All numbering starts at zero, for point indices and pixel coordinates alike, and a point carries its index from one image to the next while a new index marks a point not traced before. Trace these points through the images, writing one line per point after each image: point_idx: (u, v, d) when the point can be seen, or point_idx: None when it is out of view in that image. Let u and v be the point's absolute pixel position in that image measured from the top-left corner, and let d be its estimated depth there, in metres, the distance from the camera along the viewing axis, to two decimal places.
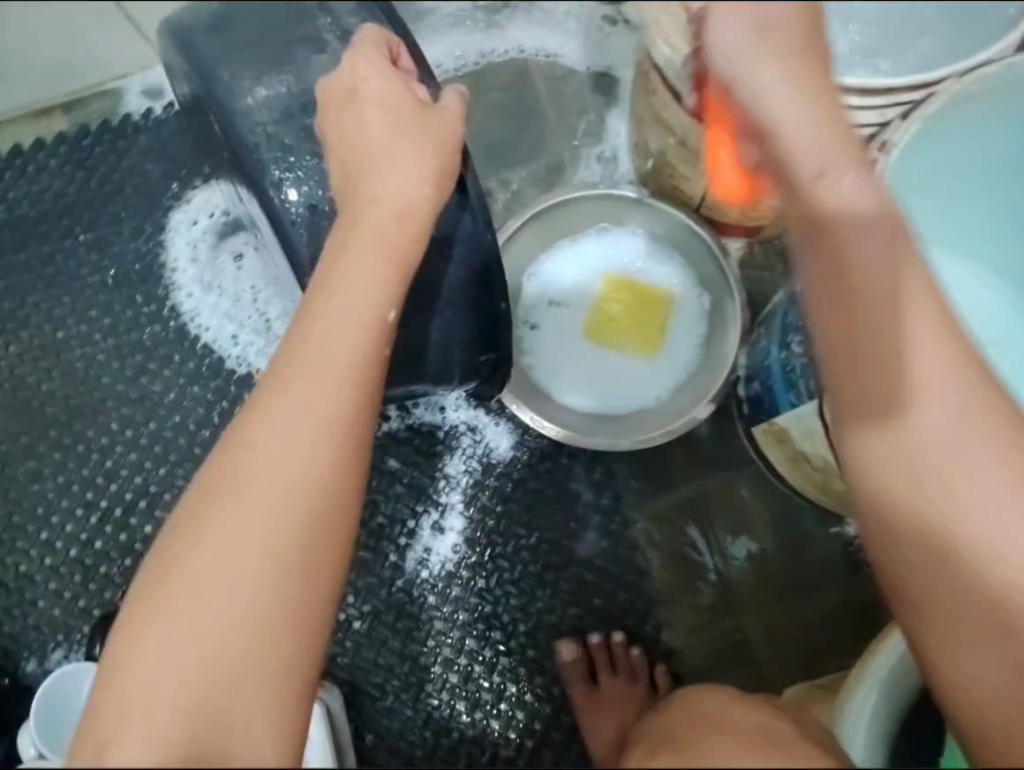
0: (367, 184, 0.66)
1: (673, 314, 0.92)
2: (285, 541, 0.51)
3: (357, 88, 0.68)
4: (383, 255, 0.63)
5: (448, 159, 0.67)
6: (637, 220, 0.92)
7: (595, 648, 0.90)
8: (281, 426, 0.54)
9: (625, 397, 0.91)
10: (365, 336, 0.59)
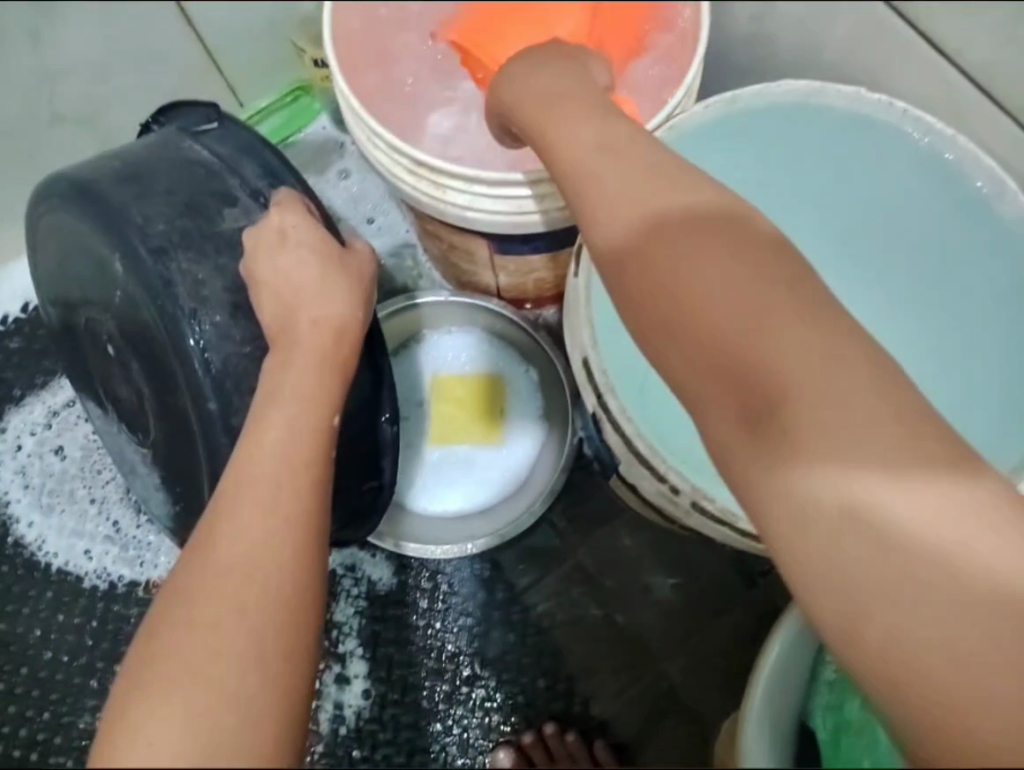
0: (303, 311, 0.62)
1: (508, 397, 0.96)
2: (270, 631, 0.46)
3: (280, 224, 0.66)
4: (320, 356, 0.60)
5: (365, 288, 0.66)
6: (450, 319, 0.97)
7: (531, 747, 0.90)
8: (248, 510, 0.50)
9: (486, 488, 0.93)
10: (311, 428, 0.56)
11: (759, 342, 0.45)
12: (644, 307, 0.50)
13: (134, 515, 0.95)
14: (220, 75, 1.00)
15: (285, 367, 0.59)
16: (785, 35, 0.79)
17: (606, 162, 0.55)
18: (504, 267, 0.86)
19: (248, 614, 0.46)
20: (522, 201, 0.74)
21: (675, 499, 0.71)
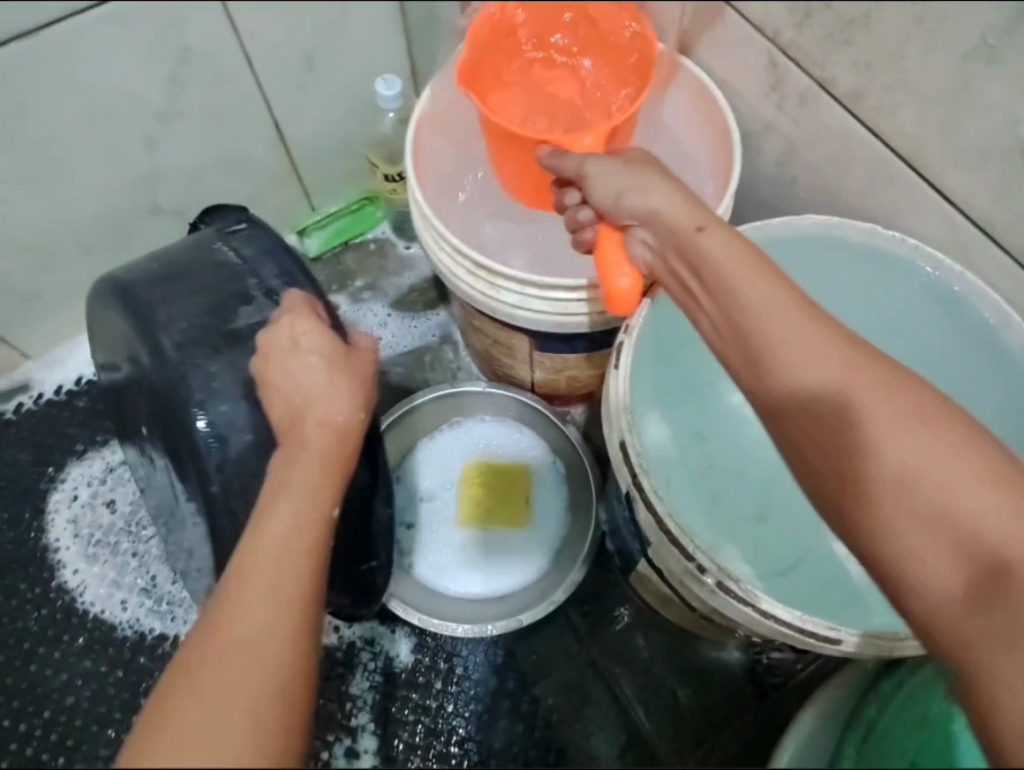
0: (306, 415, 0.63)
1: (534, 487, 1.00)
2: (268, 720, 0.43)
3: (291, 324, 0.68)
4: (328, 452, 0.60)
5: (366, 389, 0.67)
6: (485, 412, 1.02)
7: None
8: (252, 596, 0.48)
9: (505, 573, 0.96)
10: (316, 511, 0.55)
11: (961, 504, 0.48)
12: (826, 443, 0.51)
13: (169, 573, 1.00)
14: (298, 181, 1.09)
15: (292, 461, 0.59)
16: (811, 178, 0.85)
17: (741, 276, 0.55)
18: (541, 365, 0.91)
19: (246, 698, 0.43)
20: (568, 303, 0.79)
21: (699, 579, 0.71)
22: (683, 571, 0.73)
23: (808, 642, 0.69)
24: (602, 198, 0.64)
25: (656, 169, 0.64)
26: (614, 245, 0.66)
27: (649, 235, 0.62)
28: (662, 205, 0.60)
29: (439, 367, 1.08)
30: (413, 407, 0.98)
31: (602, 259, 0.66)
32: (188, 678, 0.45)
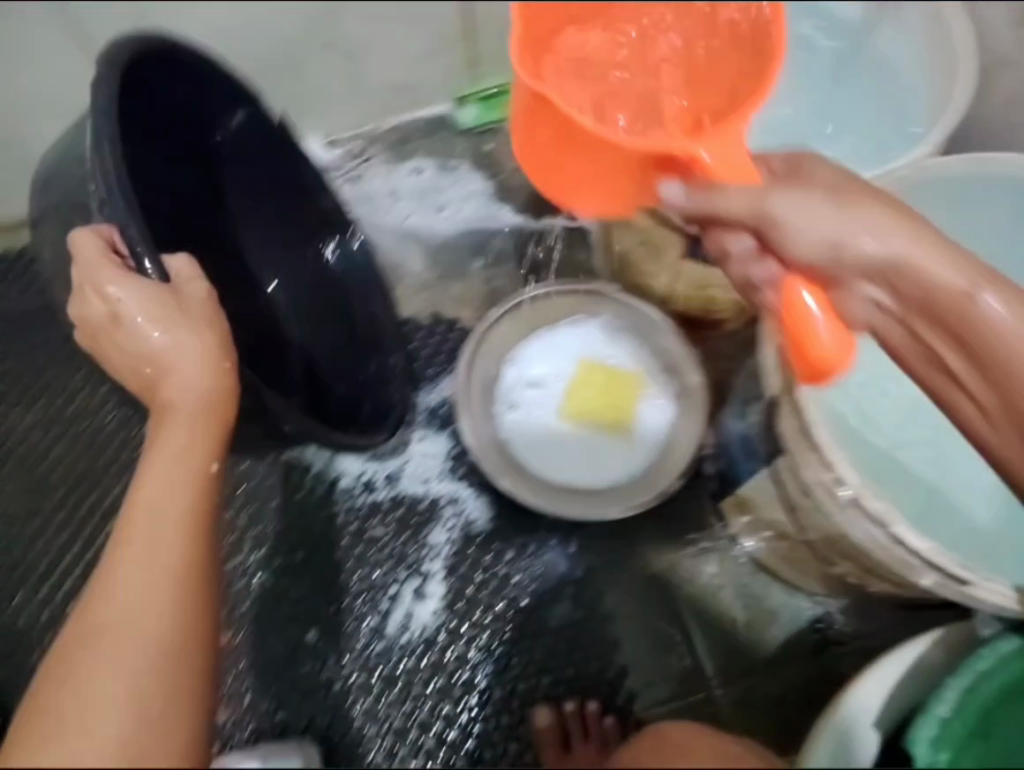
0: (162, 379, 0.70)
1: (643, 395, 0.99)
2: (147, 670, 0.55)
3: (80, 274, 0.71)
4: (194, 420, 0.69)
5: (227, 342, 0.73)
6: (610, 313, 1.02)
7: (569, 717, 0.94)
8: (137, 575, 0.59)
9: (595, 474, 0.97)
10: (195, 487, 0.65)
11: None
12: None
13: None
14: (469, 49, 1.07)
15: (163, 434, 0.68)
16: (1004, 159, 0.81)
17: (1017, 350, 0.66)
18: None
19: (134, 665, 0.55)
20: None
21: (833, 493, 0.74)
22: (818, 483, 0.76)
23: (929, 570, 0.73)
24: (808, 237, 0.65)
25: (884, 200, 0.66)
26: (806, 304, 0.67)
27: (882, 293, 0.67)
28: (904, 254, 0.65)
29: (568, 263, 1.08)
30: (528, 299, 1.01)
31: (800, 325, 0.66)
32: (75, 648, 0.56)
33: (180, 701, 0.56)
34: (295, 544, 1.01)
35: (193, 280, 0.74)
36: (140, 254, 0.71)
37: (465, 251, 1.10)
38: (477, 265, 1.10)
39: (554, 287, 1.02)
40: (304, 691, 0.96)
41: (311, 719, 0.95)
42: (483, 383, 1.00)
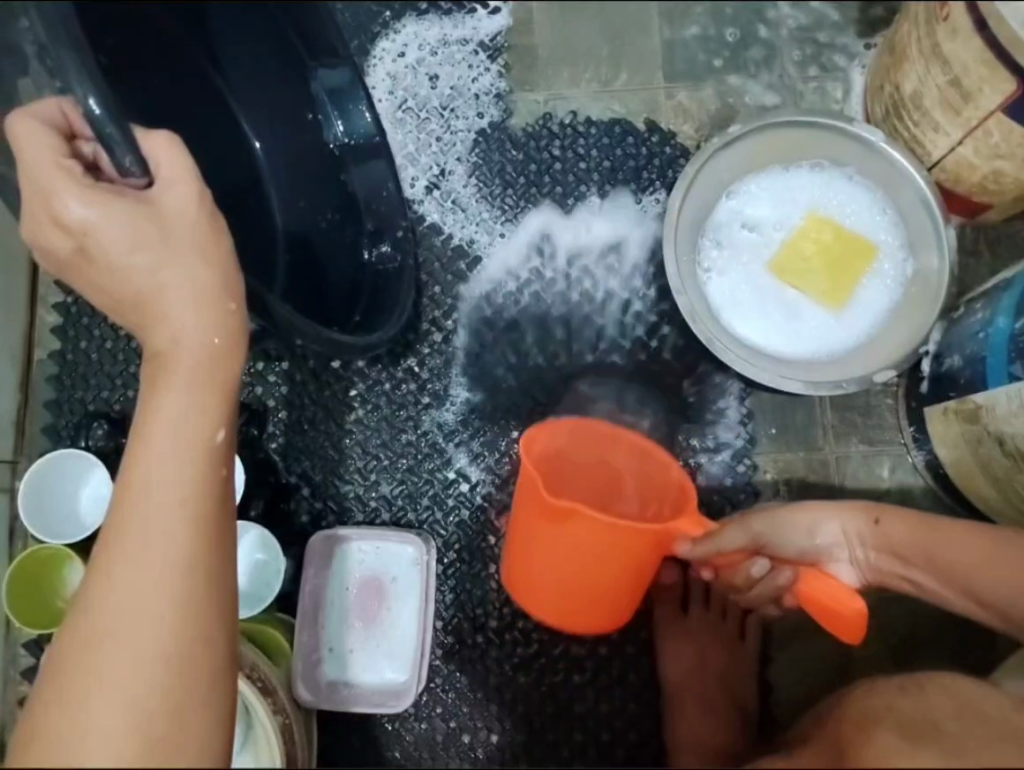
0: (157, 322, 0.57)
1: (869, 268, 0.91)
2: (146, 702, 0.47)
3: (28, 167, 0.59)
4: (198, 379, 0.55)
5: (229, 280, 0.58)
6: (858, 167, 0.92)
7: (695, 580, 0.90)
8: (126, 582, 0.49)
9: (805, 337, 0.90)
10: (202, 464, 0.53)
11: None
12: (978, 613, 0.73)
13: (472, 168, 0.97)
14: None
15: (160, 393, 0.54)
16: None
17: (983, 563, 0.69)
18: (974, 137, 0.82)
19: (129, 689, 0.47)
20: None
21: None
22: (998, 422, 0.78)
23: None
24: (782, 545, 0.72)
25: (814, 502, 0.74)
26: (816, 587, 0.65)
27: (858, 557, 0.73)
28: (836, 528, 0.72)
29: (820, 100, 0.98)
30: (779, 122, 0.89)
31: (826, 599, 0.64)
32: (65, 668, 0.48)
33: (190, 725, 0.48)
34: (445, 338, 0.95)
35: (178, 181, 0.59)
36: (110, 141, 0.59)
37: (704, 61, 0.99)
38: (715, 78, 0.99)
39: (821, 119, 0.89)
40: (422, 489, 0.92)
41: (432, 514, 0.92)
42: (699, 214, 0.92)
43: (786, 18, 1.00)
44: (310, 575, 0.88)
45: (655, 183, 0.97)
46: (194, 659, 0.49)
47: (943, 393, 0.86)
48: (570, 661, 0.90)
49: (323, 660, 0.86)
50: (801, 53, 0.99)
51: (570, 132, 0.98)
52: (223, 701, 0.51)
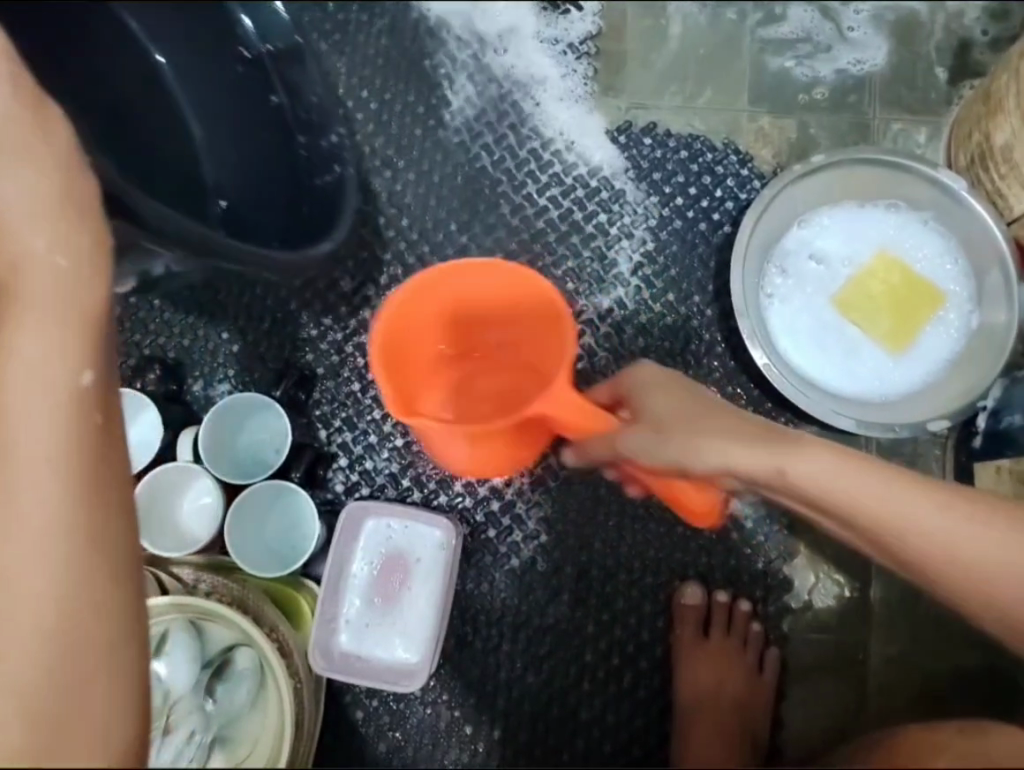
0: (5, 245, 0.56)
1: (934, 315, 0.90)
2: (37, 640, 0.46)
3: None
4: (54, 310, 0.53)
5: (77, 200, 0.58)
6: (935, 212, 0.91)
7: (718, 606, 0.89)
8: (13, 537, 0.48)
9: (858, 376, 0.89)
10: (65, 408, 0.51)
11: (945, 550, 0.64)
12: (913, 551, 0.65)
13: (545, 165, 0.97)
14: None
15: (19, 341, 0.52)
16: None
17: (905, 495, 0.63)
18: None
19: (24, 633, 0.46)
20: None
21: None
22: None
23: None
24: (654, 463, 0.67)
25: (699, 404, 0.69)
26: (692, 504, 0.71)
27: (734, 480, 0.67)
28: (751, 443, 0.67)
29: (902, 142, 0.97)
30: (863, 156, 0.88)
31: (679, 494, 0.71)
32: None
33: (83, 658, 0.45)
34: None
35: None
36: None
37: (792, 88, 0.98)
38: (802, 106, 0.98)
39: (904, 160, 0.88)
40: (455, 475, 0.93)
41: (463, 503, 0.92)
42: (769, 239, 0.91)
43: (881, 55, 0.98)
44: (338, 547, 0.89)
45: (728, 204, 0.96)
46: (80, 619, 0.46)
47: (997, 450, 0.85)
48: (582, 667, 0.89)
49: (341, 629, 0.87)
50: (893, 92, 0.98)
51: (647, 144, 0.97)
52: (131, 658, 0.47)
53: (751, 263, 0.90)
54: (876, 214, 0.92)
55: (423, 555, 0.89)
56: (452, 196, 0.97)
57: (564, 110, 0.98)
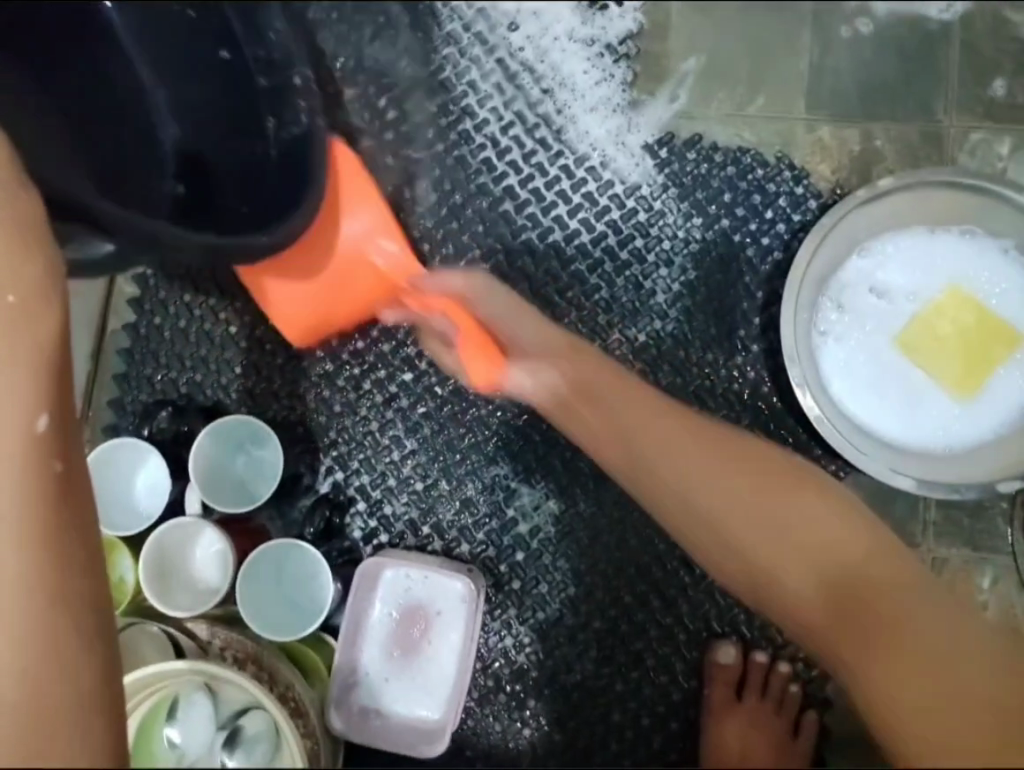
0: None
1: (1008, 360, 0.81)
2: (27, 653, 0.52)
3: None
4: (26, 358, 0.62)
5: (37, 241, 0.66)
6: (1015, 244, 0.80)
7: (753, 667, 0.84)
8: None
9: (919, 427, 0.81)
10: (26, 455, 0.57)
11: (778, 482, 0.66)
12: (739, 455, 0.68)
13: (578, 184, 0.89)
14: None
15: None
16: None
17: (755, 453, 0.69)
18: None
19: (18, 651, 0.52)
20: None
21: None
22: None
23: None
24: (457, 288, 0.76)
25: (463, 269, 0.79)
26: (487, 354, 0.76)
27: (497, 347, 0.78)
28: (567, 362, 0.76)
29: (983, 154, 0.86)
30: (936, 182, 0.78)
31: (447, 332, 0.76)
32: None
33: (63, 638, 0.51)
34: None
35: None
36: None
37: (857, 92, 0.87)
38: (867, 113, 0.87)
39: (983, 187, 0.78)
40: (479, 522, 0.88)
41: (486, 553, 0.88)
42: (824, 271, 0.82)
43: (961, 51, 0.86)
44: (355, 599, 0.85)
45: (779, 226, 0.87)
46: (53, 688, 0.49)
47: None
48: (609, 726, 0.85)
49: (358, 685, 0.84)
50: (975, 94, 0.86)
51: (690, 158, 0.88)
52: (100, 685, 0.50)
53: (803, 300, 0.81)
54: (948, 243, 0.82)
55: (442, 608, 0.85)
56: (475, 220, 0.90)
57: (597, 121, 0.89)
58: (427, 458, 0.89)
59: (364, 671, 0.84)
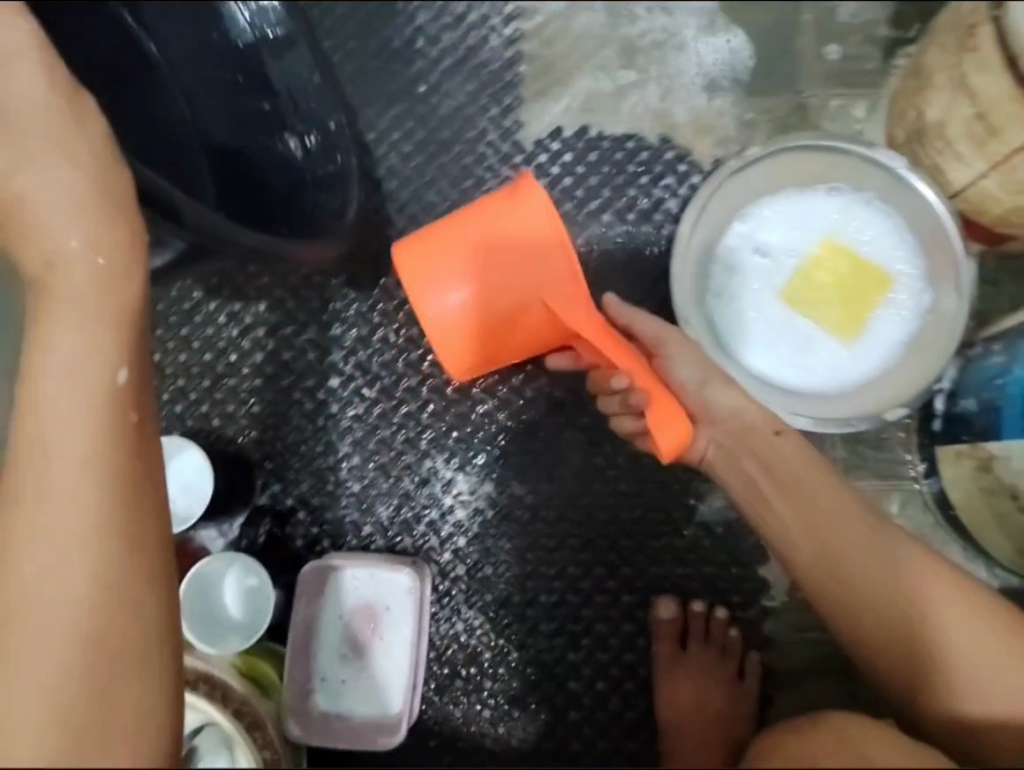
0: (43, 246, 0.62)
1: (883, 301, 0.88)
2: (85, 624, 0.49)
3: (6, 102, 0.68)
4: (95, 304, 0.58)
5: (112, 195, 0.64)
6: (875, 195, 0.88)
7: (695, 616, 0.88)
8: (57, 523, 0.51)
9: (813, 370, 0.87)
10: (103, 408, 0.54)
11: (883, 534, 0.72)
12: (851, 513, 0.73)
13: (479, 183, 0.94)
14: None
15: (47, 334, 0.57)
16: None
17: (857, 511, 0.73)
18: (999, 171, 0.79)
19: (74, 621, 0.49)
20: None
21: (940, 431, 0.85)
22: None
23: None
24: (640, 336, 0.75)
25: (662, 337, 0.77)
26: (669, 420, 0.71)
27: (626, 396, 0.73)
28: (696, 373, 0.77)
29: (842, 119, 0.94)
30: (798, 145, 0.85)
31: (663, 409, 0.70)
32: (13, 615, 0.51)
33: (135, 641, 0.49)
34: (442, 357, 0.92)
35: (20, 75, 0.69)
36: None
37: (725, 73, 0.95)
38: (736, 92, 0.95)
39: (838, 145, 0.86)
40: (419, 515, 0.90)
41: (429, 544, 0.90)
42: (708, 237, 0.88)
43: (811, 29, 0.95)
44: (302, 604, 0.86)
45: (669, 203, 0.93)
46: (118, 661, 0.48)
47: (959, 432, 0.84)
48: (567, 695, 0.88)
49: (315, 691, 0.84)
50: (828, 66, 0.95)
51: (581, 148, 0.94)
52: (162, 701, 0.49)
53: (692, 265, 0.87)
54: (816, 201, 0.89)
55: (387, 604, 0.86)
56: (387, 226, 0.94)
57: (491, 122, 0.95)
58: (361, 460, 0.91)
59: (316, 678, 0.84)
